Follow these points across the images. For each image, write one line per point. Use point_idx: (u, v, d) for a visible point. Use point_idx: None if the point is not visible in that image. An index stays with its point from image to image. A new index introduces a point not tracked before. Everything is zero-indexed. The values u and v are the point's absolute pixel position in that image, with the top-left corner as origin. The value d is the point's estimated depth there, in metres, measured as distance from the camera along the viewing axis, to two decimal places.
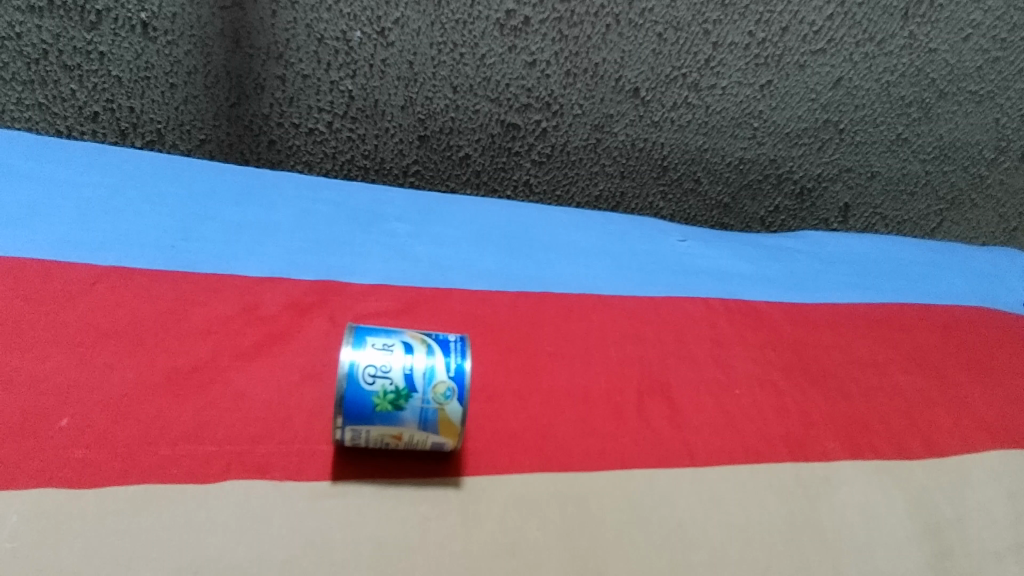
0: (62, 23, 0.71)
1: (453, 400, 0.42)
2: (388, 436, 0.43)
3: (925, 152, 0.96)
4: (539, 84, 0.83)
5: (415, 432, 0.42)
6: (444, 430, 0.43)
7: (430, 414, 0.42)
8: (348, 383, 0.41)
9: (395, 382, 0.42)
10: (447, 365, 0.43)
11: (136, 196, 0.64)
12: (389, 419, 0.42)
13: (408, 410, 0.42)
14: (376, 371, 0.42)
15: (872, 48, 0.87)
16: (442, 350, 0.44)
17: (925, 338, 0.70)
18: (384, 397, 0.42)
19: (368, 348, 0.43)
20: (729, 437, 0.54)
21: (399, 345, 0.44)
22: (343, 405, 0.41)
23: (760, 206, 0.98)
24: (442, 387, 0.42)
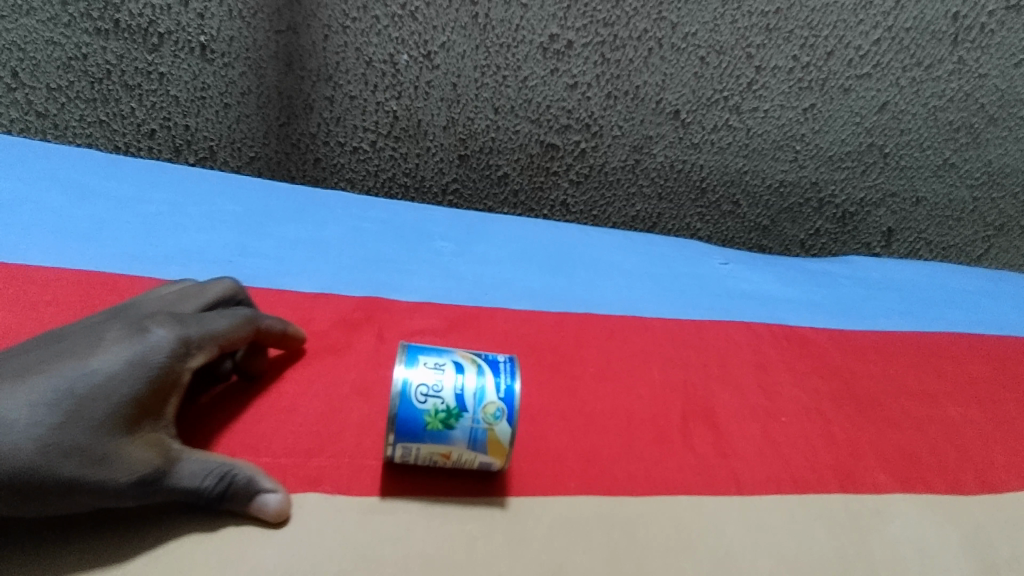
0: (126, 45, 0.75)
1: (502, 420, 0.43)
2: (437, 454, 0.44)
3: (973, 178, 0.94)
4: (579, 105, 0.84)
5: (463, 451, 0.43)
6: (492, 449, 0.43)
7: (480, 434, 0.43)
8: (400, 402, 0.42)
9: (446, 402, 0.43)
10: (500, 386, 0.44)
11: (195, 212, 0.66)
12: (439, 437, 0.43)
13: (458, 429, 0.43)
14: (428, 391, 0.43)
15: (920, 73, 0.85)
16: (492, 371, 0.45)
17: (976, 368, 0.68)
18: (435, 415, 0.42)
19: (420, 367, 0.44)
20: (775, 465, 0.53)
21: (450, 364, 0.45)
22: (396, 422, 0.42)
23: (800, 229, 0.97)
24: (491, 407, 0.43)
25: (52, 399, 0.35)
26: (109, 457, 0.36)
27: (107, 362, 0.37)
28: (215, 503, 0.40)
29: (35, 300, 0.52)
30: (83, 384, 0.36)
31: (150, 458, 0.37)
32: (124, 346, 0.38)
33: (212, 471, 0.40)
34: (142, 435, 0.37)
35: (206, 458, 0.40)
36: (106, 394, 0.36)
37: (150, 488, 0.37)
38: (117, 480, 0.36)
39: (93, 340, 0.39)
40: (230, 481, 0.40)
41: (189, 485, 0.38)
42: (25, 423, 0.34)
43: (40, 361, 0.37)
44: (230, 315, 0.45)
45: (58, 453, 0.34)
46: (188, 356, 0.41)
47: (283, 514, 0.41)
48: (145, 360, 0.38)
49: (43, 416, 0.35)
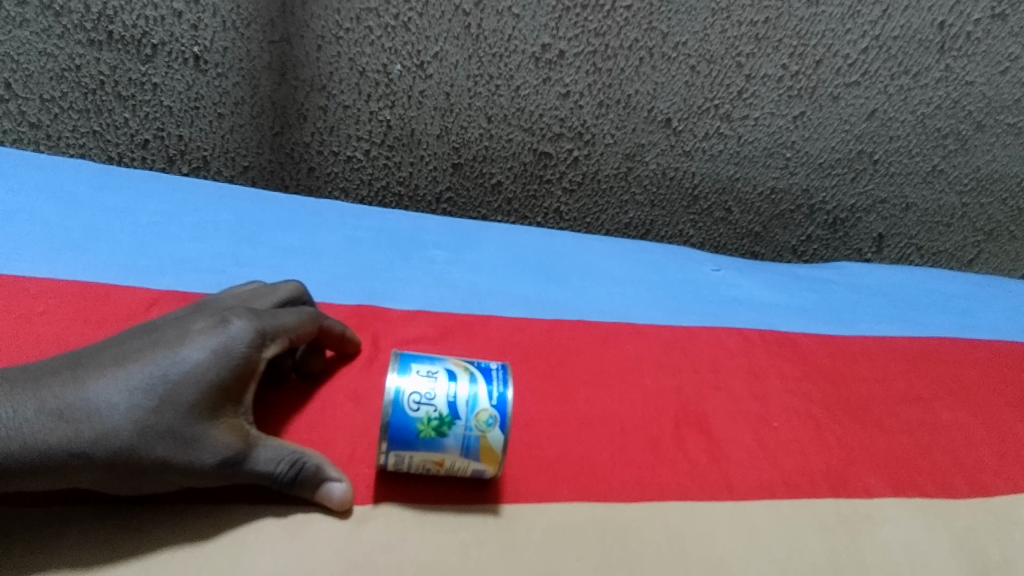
0: (120, 56, 0.75)
1: (495, 428, 0.43)
2: (430, 462, 0.44)
3: (962, 184, 0.95)
4: (572, 114, 0.84)
5: (456, 458, 0.44)
6: (485, 457, 0.44)
7: (472, 442, 0.43)
8: (393, 409, 0.43)
9: (439, 409, 0.43)
10: (494, 393, 0.44)
11: (187, 222, 0.67)
12: (431, 445, 0.43)
13: (451, 437, 0.43)
14: (420, 399, 0.43)
15: (908, 81, 0.85)
16: (484, 379, 0.45)
17: (966, 373, 0.69)
18: (428, 423, 0.43)
19: (413, 374, 0.44)
20: (767, 470, 0.53)
21: (443, 372, 0.45)
22: (389, 431, 0.43)
23: (791, 236, 0.97)
24: (484, 415, 0.43)
25: (148, 384, 0.39)
26: (199, 439, 0.39)
27: (196, 351, 0.40)
28: (285, 489, 0.43)
29: (28, 312, 0.52)
30: (173, 370, 0.40)
31: (232, 442, 0.40)
32: (208, 336, 0.41)
33: (285, 459, 0.42)
34: (226, 420, 0.41)
35: (281, 446, 0.43)
36: (174, 381, 0.40)
37: (231, 470, 0.41)
38: (203, 461, 0.39)
39: (182, 330, 0.42)
40: (299, 470, 0.43)
41: (264, 469, 0.42)
42: (122, 407, 0.39)
43: (135, 351, 0.41)
44: (300, 312, 0.48)
45: (151, 435, 0.38)
46: (265, 346, 0.43)
47: (344, 505, 0.43)
48: (227, 349, 0.41)
49: (138, 400, 0.39)
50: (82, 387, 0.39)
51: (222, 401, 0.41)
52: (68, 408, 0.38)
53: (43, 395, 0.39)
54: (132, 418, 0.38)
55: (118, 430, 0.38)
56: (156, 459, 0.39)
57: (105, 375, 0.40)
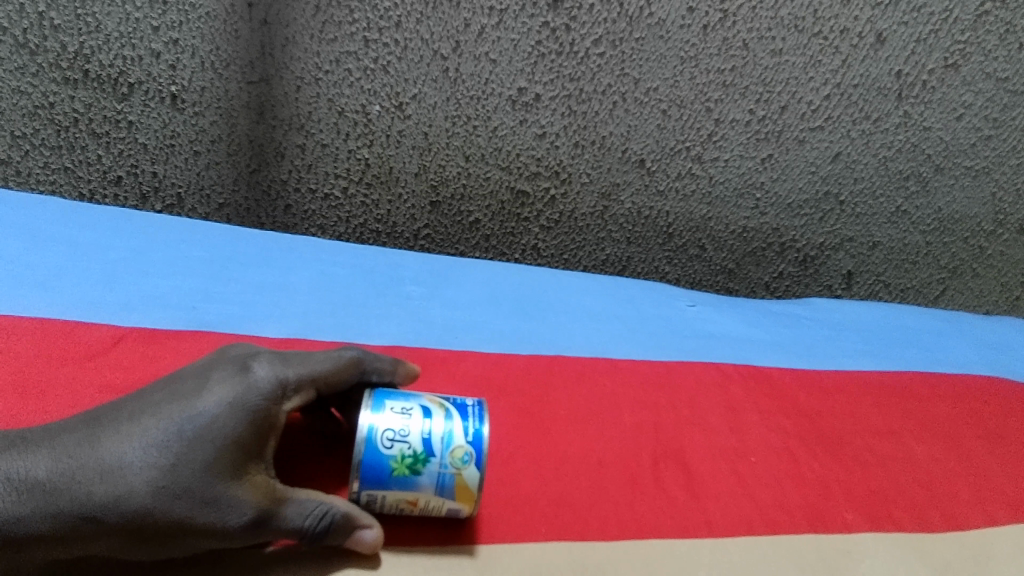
0: (95, 94, 0.75)
1: (470, 465, 0.43)
2: (404, 501, 0.43)
3: (925, 224, 0.98)
4: (548, 154, 0.86)
5: (431, 497, 0.43)
6: (460, 495, 0.43)
7: (447, 479, 0.43)
8: (366, 447, 0.42)
9: (413, 447, 0.42)
10: (472, 429, 0.43)
11: (157, 259, 0.66)
12: (405, 483, 0.42)
13: (425, 475, 0.42)
14: (394, 436, 0.42)
15: (869, 126, 0.88)
16: (460, 415, 0.44)
17: (937, 408, 0.70)
18: (402, 461, 0.42)
19: (388, 410, 0.43)
20: (746, 508, 0.53)
21: (417, 408, 0.44)
22: (362, 470, 0.42)
23: (764, 272, 0.99)
24: (460, 451, 0.42)
25: (163, 441, 0.38)
26: (222, 501, 0.38)
27: (213, 404, 0.39)
28: (320, 540, 0.42)
29: None
30: (190, 425, 0.39)
31: (256, 502, 0.39)
32: (227, 388, 0.40)
33: (314, 510, 0.41)
34: (247, 479, 0.39)
35: (307, 498, 0.41)
36: (132, 441, 0.38)
37: (260, 529, 0.40)
38: (228, 522, 0.38)
39: (200, 381, 0.41)
40: (329, 521, 0.41)
41: (294, 524, 0.40)
42: (136, 467, 0.38)
43: (154, 405, 0.40)
44: (326, 357, 0.47)
45: (164, 496, 0.37)
46: (285, 399, 0.42)
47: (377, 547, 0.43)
48: (244, 402, 0.40)
49: (152, 458, 0.38)
50: (96, 445, 0.39)
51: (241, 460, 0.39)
52: (82, 469, 0.38)
53: (57, 454, 0.39)
54: (147, 477, 0.37)
55: (130, 491, 0.37)
56: (170, 518, 0.38)
57: (122, 432, 0.39)
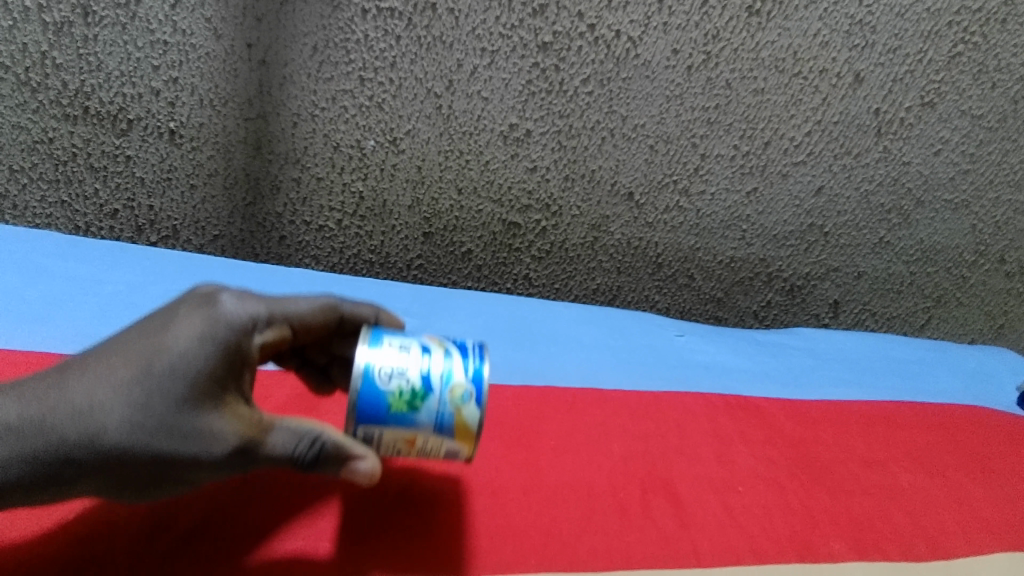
0: (95, 130, 0.77)
1: (464, 400, 0.46)
2: (401, 438, 0.46)
3: (908, 254, 1.00)
4: (539, 187, 0.88)
5: (427, 432, 0.46)
6: (455, 430, 0.46)
7: (443, 415, 0.46)
8: (365, 381, 0.45)
9: (409, 383, 0.46)
10: (467, 369, 0.47)
11: (154, 291, 0.67)
12: (403, 418, 0.45)
13: (421, 410, 0.46)
14: (392, 372, 0.46)
15: (850, 161, 0.90)
16: (454, 357, 0.48)
17: (922, 437, 0.71)
18: (399, 396, 0.45)
19: (384, 349, 0.47)
20: (734, 537, 0.53)
21: (412, 350, 0.48)
22: (359, 405, 0.45)
23: (752, 301, 1.01)
24: (453, 388, 0.46)
25: (134, 379, 0.41)
26: (208, 432, 0.41)
27: (182, 341, 0.42)
28: (310, 467, 0.44)
29: None
30: (164, 360, 0.41)
31: (239, 430, 0.42)
32: (196, 321, 0.43)
33: (303, 436, 0.44)
34: (228, 409, 0.42)
35: (293, 428, 0.44)
36: (111, 385, 0.41)
37: (251, 457, 0.43)
38: (212, 450, 0.41)
39: (164, 321, 0.43)
40: (315, 448, 0.44)
41: (281, 450, 0.43)
42: (117, 405, 0.41)
43: (127, 345, 0.43)
44: (286, 300, 0.50)
45: (142, 433, 0.40)
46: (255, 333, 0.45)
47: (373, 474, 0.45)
48: (214, 335, 0.43)
49: (131, 393, 0.41)
50: (75, 391, 0.41)
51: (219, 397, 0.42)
52: (64, 411, 0.40)
53: (36, 401, 0.41)
54: (118, 412, 0.40)
55: (104, 428, 0.40)
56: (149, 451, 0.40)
57: (86, 375, 0.41)
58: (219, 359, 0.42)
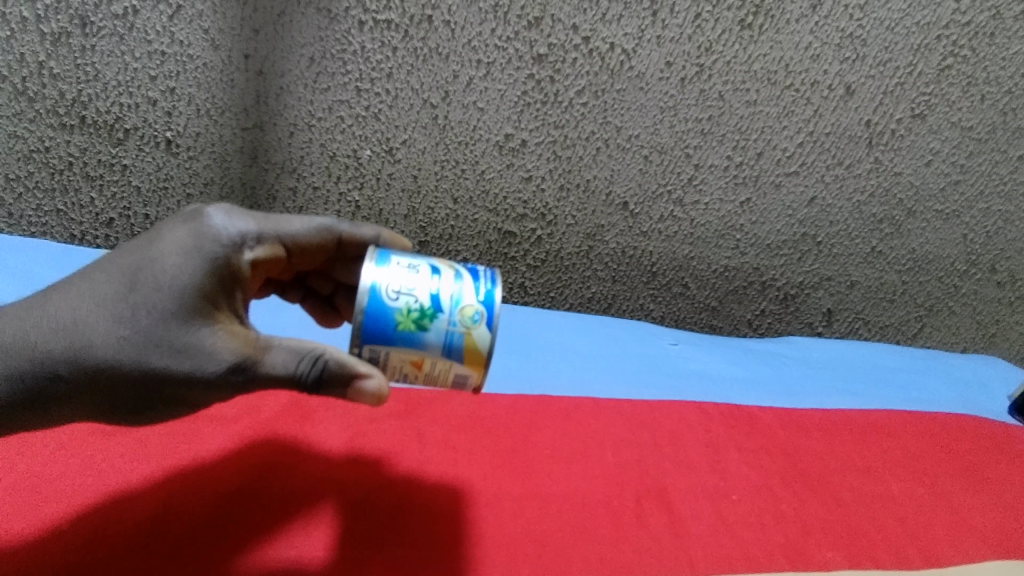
0: (91, 139, 0.78)
1: (475, 322, 0.49)
2: (406, 358, 0.49)
3: (900, 264, 1.01)
4: (535, 197, 0.88)
5: (437, 352, 0.49)
6: (465, 352, 0.49)
7: (453, 336, 0.49)
8: (371, 300, 0.48)
9: (418, 302, 0.49)
10: (473, 292, 0.51)
11: None
12: (412, 338, 0.49)
13: (430, 329, 0.49)
14: (401, 292, 0.49)
15: (842, 171, 0.91)
16: (463, 280, 0.51)
17: (913, 445, 0.71)
18: (408, 315, 0.48)
19: (389, 270, 0.50)
20: (727, 546, 0.54)
21: (421, 272, 0.50)
22: (369, 323, 0.48)
23: (746, 309, 1.02)
24: (464, 310, 0.49)
25: (126, 293, 0.45)
26: (200, 346, 0.45)
27: (168, 256, 0.46)
28: (311, 387, 0.47)
29: None
30: (152, 274, 0.46)
31: (233, 349, 0.45)
32: (183, 236, 0.47)
33: (302, 356, 0.47)
34: (222, 328, 0.46)
35: (291, 350, 0.47)
36: (104, 302, 0.45)
37: (250, 375, 0.45)
38: (208, 366, 0.44)
39: (154, 236, 0.48)
40: (315, 366, 0.47)
41: (278, 368, 0.46)
42: (110, 321, 0.45)
43: (122, 264, 0.47)
44: (275, 220, 0.54)
45: (133, 345, 0.44)
46: (242, 249, 0.49)
47: (380, 394, 0.47)
48: (199, 248, 0.47)
49: (124, 305, 0.45)
50: (75, 311, 0.46)
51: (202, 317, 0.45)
52: (65, 329, 0.45)
53: (41, 321, 0.46)
54: (106, 327, 0.45)
55: (90, 343, 0.45)
56: (135, 364, 0.44)
57: (86, 292, 0.46)
58: (202, 273, 0.46)
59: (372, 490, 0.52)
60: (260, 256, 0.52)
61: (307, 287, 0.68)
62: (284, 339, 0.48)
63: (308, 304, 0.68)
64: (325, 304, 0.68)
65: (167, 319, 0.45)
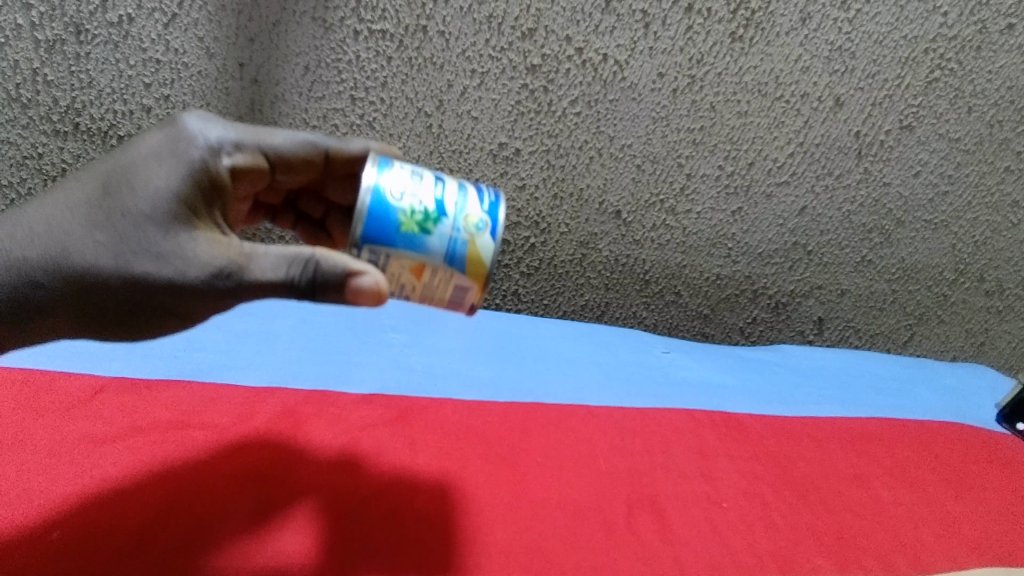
0: (84, 145, 0.78)
1: (478, 233, 0.50)
2: (406, 265, 0.50)
3: (890, 273, 1.02)
4: (528, 206, 0.89)
5: (438, 258, 0.50)
6: (467, 260, 0.50)
7: (455, 244, 0.50)
8: (374, 202, 0.48)
9: (423, 208, 0.49)
10: (477, 203, 0.51)
11: None
12: (414, 240, 0.49)
13: (433, 235, 0.49)
14: (405, 196, 0.49)
15: (832, 181, 0.92)
16: (466, 193, 0.52)
17: (901, 453, 0.72)
18: (412, 218, 0.49)
19: (392, 174, 0.49)
20: (718, 553, 0.54)
21: (425, 179, 0.51)
22: (372, 222, 0.48)
23: (738, 317, 1.03)
24: (467, 221, 0.50)
25: (106, 198, 0.47)
26: (181, 254, 0.46)
27: (144, 162, 0.48)
28: (304, 289, 0.47)
29: None
30: (130, 178, 0.48)
31: (216, 256, 0.46)
32: (160, 143, 0.49)
33: (291, 261, 0.47)
34: (202, 235, 0.47)
35: (278, 255, 0.47)
36: (85, 208, 0.48)
37: (238, 280, 0.46)
38: (190, 271, 0.46)
39: (135, 142, 0.50)
40: (303, 271, 0.46)
41: (265, 274, 0.46)
42: (90, 228, 0.47)
43: (104, 170, 0.49)
44: (255, 131, 0.56)
45: (113, 248, 0.46)
46: (219, 154, 0.51)
47: (380, 291, 0.47)
48: (176, 151, 0.49)
49: (103, 208, 0.47)
50: (57, 222, 0.48)
51: (178, 227, 0.46)
52: (49, 237, 0.48)
53: (29, 227, 0.48)
54: (86, 234, 0.47)
55: (71, 249, 0.47)
56: (116, 271, 0.46)
57: (70, 202, 0.48)
58: (178, 175, 0.48)
59: (363, 495, 0.52)
60: (239, 163, 0.54)
61: (299, 211, 0.71)
62: (271, 247, 0.48)
63: (302, 227, 0.71)
64: (317, 228, 0.72)
65: (144, 226, 0.46)
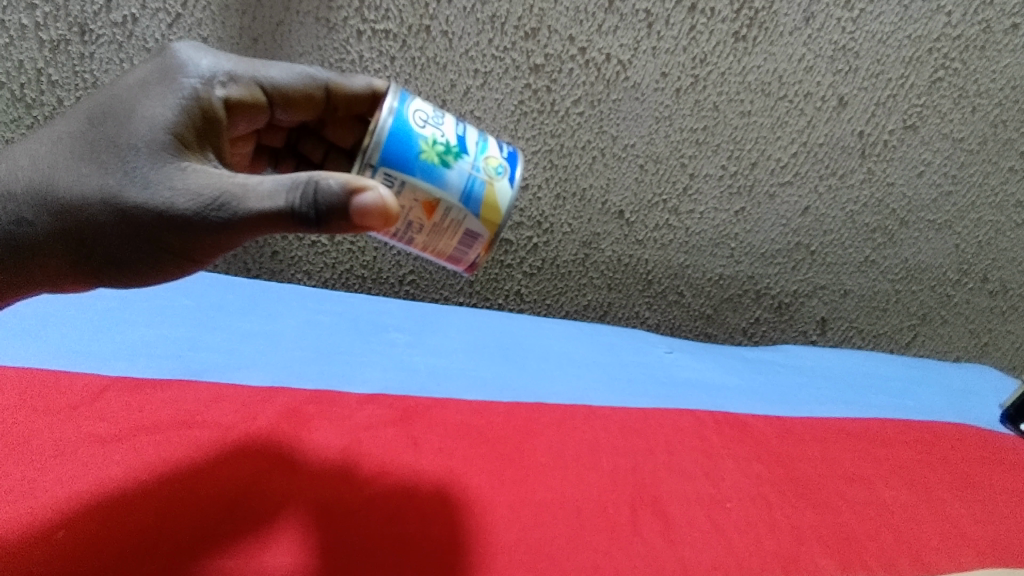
0: None
1: (492, 177, 0.53)
2: (419, 196, 0.51)
3: (893, 273, 1.02)
4: (531, 205, 0.89)
5: (452, 193, 0.52)
6: (479, 200, 0.52)
7: (470, 181, 0.52)
8: (396, 127, 0.50)
9: (444, 142, 0.51)
10: (491, 148, 0.54)
11: (144, 307, 0.69)
12: (432, 170, 0.51)
13: (451, 170, 0.51)
14: (429, 128, 0.51)
15: (835, 181, 0.92)
16: (485, 140, 0.54)
17: (905, 453, 0.72)
18: (432, 149, 0.51)
19: (412, 104, 0.51)
20: (721, 553, 0.54)
21: (448, 119, 0.53)
22: (393, 147, 0.49)
23: (741, 318, 1.03)
24: (483, 164, 0.53)
25: (100, 129, 0.49)
26: (176, 182, 0.47)
27: (139, 93, 0.50)
28: (301, 216, 0.45)
29: None
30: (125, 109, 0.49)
31: (207, 188, 0.47)
32: (158, 77, 0.51)
33: (288, 189, 0.46)
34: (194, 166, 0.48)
35: (275, 184, 0.46)
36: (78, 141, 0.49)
37: (232, 211, 0.46)
38: (180, 201, 0.46)
39: (132, 76, 0.52)
40: (298, 197, 0.45)
41: (259, 203, 0.46)
42: (82, 159, 0.48)
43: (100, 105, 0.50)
44: (251, 64, 0.57)
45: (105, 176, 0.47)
46: (213, 84, 0.53)
47: (385, 210, 0.47)
48: (172, 82, 0.51)
49: (96, 138, 0.48)
50: (49, 157, 0.49)
51: (167, 155, 0.47)
52: (40, 170, 0.48)
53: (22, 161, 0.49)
54: (79, 165, 0.48)
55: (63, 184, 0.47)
56: (105, 205, 0.47)
57: (64, 137, 0.49)
58: (173, 105, 0.49)
59: (365, 496, 0.52)
60: (234, 96, 0.54)
61: (299, 155, 0.71)
62: (269, 178, 0.47)
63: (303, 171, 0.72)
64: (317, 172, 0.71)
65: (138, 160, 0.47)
